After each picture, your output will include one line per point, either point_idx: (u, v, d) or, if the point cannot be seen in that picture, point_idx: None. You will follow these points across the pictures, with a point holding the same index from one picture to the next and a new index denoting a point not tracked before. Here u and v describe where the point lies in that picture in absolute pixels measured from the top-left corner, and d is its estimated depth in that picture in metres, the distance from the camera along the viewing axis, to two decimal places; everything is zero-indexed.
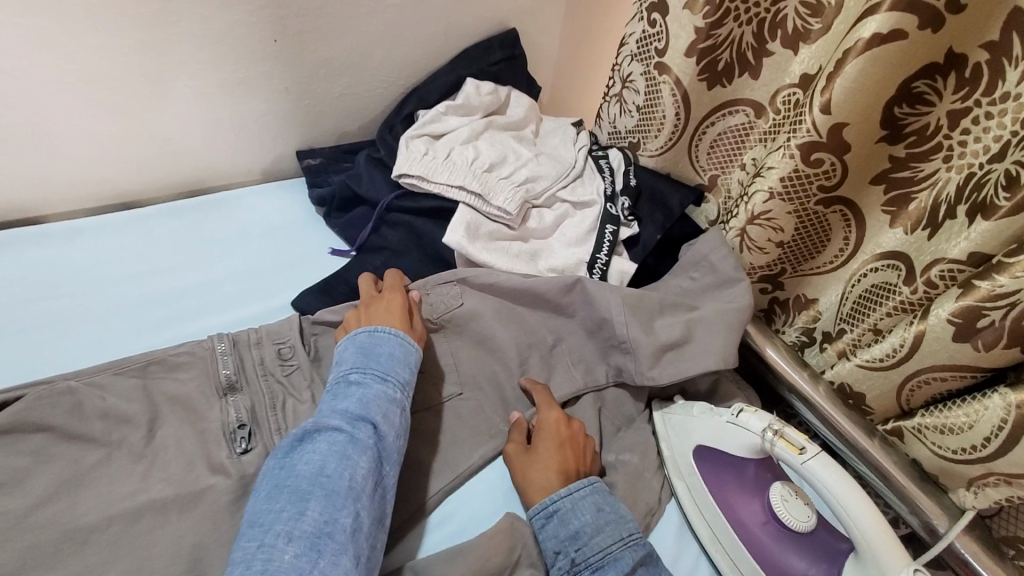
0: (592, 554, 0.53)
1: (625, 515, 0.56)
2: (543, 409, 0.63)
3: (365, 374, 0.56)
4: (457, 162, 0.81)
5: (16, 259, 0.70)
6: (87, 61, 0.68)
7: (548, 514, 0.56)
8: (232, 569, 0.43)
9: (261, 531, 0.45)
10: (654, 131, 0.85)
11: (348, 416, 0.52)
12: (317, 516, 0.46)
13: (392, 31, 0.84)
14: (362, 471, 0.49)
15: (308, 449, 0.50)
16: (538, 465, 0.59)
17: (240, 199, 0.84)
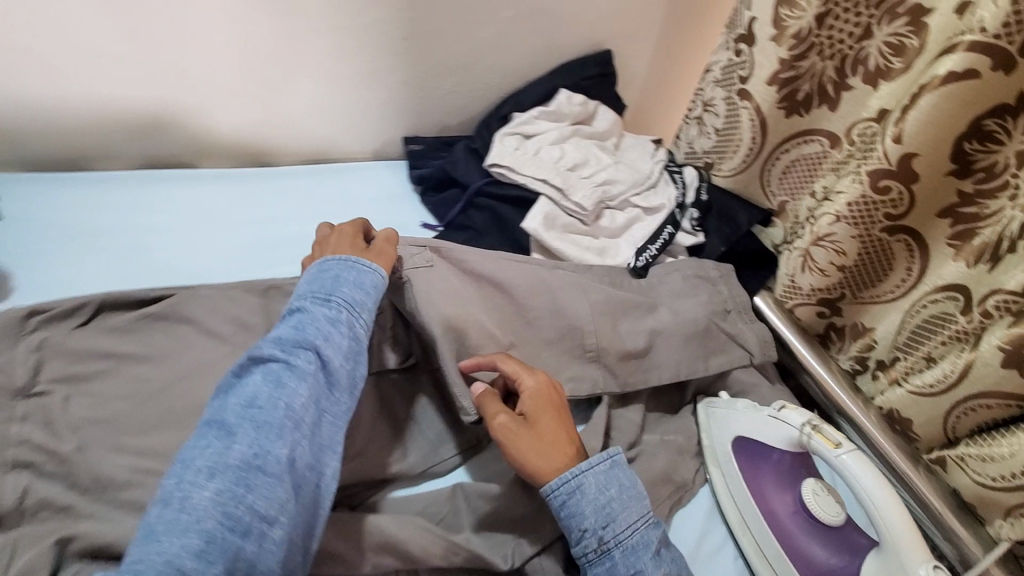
0: (622, 531, 0.55)
1: (637, 487, 0.58)
2: (526, 377, 0.61)
3: (310, 305, 0.57)
4: (544, 160, 0.90)
5: (173, 192, 0.84)
6: (257, 39, 0.82)
7: (570, 490, 0.56)
8: (155, 505, 0.45)
9: (185, 467, 0.47)
10: (731, 152, 0.91)
11: (285, 347, 0.54)
12: (244, 450, 0.48)
13: (502, 41, 0.95)
14: (298, 400, 0.51)
15: (243, 382, 0.52)
16: (546, 437, 0.58)
17: (352, 172, 0.97)
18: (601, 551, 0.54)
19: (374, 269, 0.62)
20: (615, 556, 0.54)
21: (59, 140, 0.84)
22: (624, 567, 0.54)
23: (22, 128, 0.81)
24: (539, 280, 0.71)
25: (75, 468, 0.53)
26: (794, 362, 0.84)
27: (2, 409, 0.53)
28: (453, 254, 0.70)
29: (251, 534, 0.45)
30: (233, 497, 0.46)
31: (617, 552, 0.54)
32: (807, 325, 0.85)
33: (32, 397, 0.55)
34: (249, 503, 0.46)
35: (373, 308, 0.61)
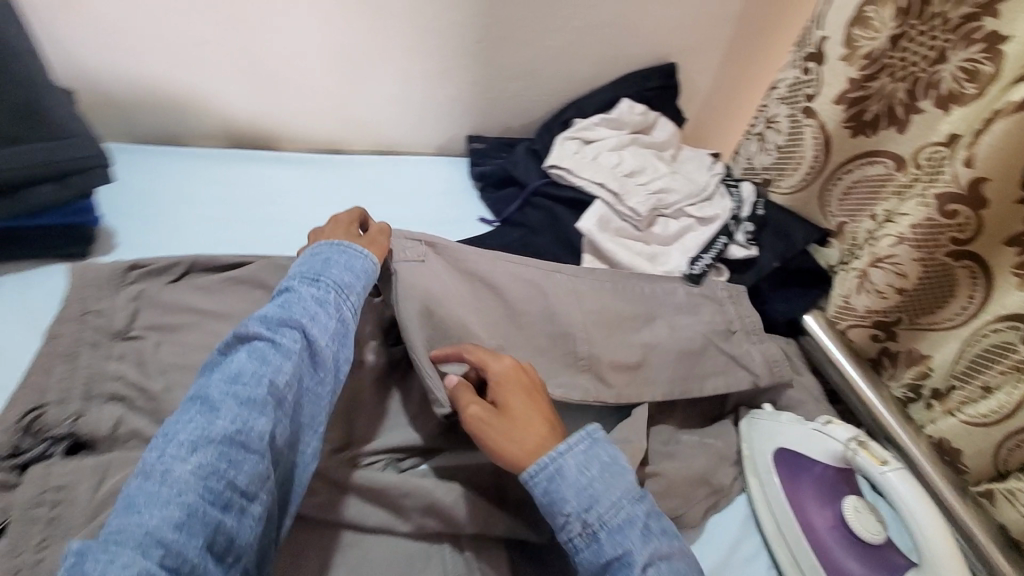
0: (608, 510, 0.51)
1: (621, 466, 0.53)
2: (493, 363, 0.59)
3: (300, 285, 0.56)
4: (602, 165, 0.92)
5: (255, 171, 0.90)
6: (346, 36, 0.86)
7: (549, 475, 0.52)
8: (134, 480, 0.44)
9: (165, 443, 0.45)
10: (790, 170, 0.92)
11: (270, 324, 0.52)
12: (228, 424, 0.46)
13: (571, 49, 0.98)
14: (283, 376, 0.49)
15: (228, 359, 0.50)
16: (518, 421, 0.55)
17: (418, 166, 1.02)
18: (587, 537, 0.50)
19: (362, 254, 0.62)
20: (602, 541, 0.50)
21: (157, 119, 0.90)
22: (613, 551, 0.49)
23: (127, 104, 0.87)
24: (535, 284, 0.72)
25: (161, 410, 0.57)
26: (841, 384, 0.83)
27: (104, 347, 0.60)
28: (449, 250, 0.71)
29: (231, 510, 0.44)
30: (214, 473, 0.44)
31: (603, 536, 0.50)
32: (860, 348, 0.84)
33: (129, 340, 0.62)
34: (230, 478, 0.44)
35: (362, 292, 0.60)
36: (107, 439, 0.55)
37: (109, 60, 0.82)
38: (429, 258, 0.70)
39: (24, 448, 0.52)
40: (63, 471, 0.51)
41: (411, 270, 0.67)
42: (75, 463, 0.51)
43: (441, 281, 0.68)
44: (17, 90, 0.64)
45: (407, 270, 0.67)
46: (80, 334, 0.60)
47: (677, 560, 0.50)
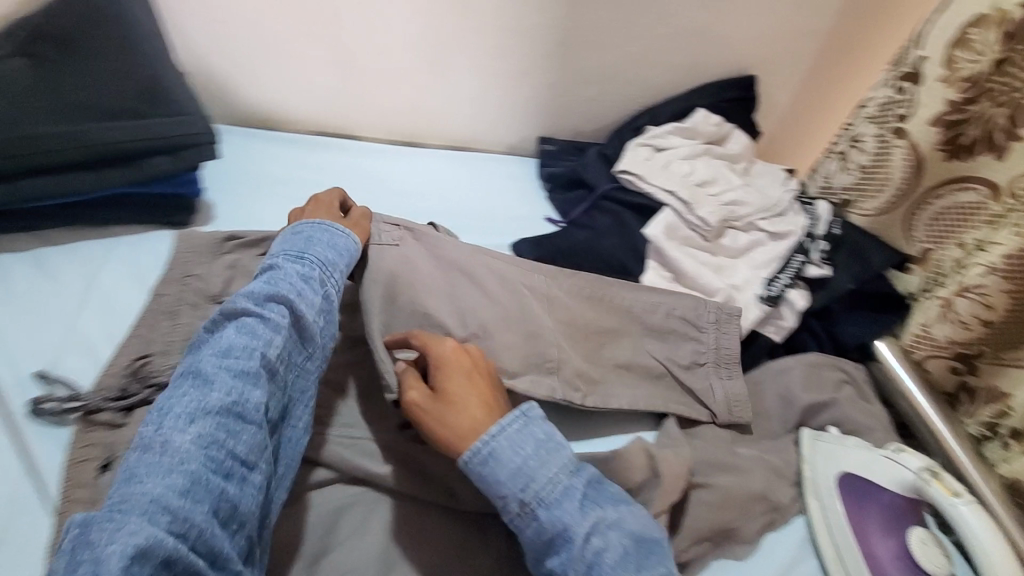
0: (545, 489, 0.51)
1: (552, 441, 0.54)
2: (437, 345, 0.59)
3: (284, 265, 0.58)
4: (673, 173, 0.92)
5: (337, 159, 0.94)
6: (437, 35, 0.90)
7: (484, 459, 0.52)
8: (131, 454, 0.44)
9: (161, 417, 0.46)
10: (873, 192, 0.89)
11: (257, 300, 0.53)
12: (223, 396, 0.47)
13: (650, 56, 0.99)
14: (273, 350, 0.51)
15: (216, 334, 0.51)
16: (457, 403, 0.55)
17: (489, 163, 1.04)
18: (529, 515, 0.51)
19: (344, 234, 0.66)
20: (545, 519, 0.51)
21: (250, 103, 0.94)
22: (556, 527, 0.50)
23: (227, 86, 0.91)
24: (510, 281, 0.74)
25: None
26: (912, 417, 0.79)
27: (201, 308, 0.65)
28: (428, 238, 0.74)
29: (233, 478, 0.45)
30: (214, 442, 0.45)
31: (545, 514, 0.51)
32: (935, 379, 0.81)
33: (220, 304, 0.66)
34: (230, 447, 0.45)
35: (342, 271, 0.63)
36: None
37: (214, 41, 0.86)
38: (404, 241, 0.72)
39: (131, 392, 0.56)
40: None
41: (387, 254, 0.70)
42: None
43: (414, 265, 0.70)
44: (143, 68, 0.71)
45: (384, 252, 0.70)
46: (180, 295, 0.65)
47: (620, 528, 0.52)
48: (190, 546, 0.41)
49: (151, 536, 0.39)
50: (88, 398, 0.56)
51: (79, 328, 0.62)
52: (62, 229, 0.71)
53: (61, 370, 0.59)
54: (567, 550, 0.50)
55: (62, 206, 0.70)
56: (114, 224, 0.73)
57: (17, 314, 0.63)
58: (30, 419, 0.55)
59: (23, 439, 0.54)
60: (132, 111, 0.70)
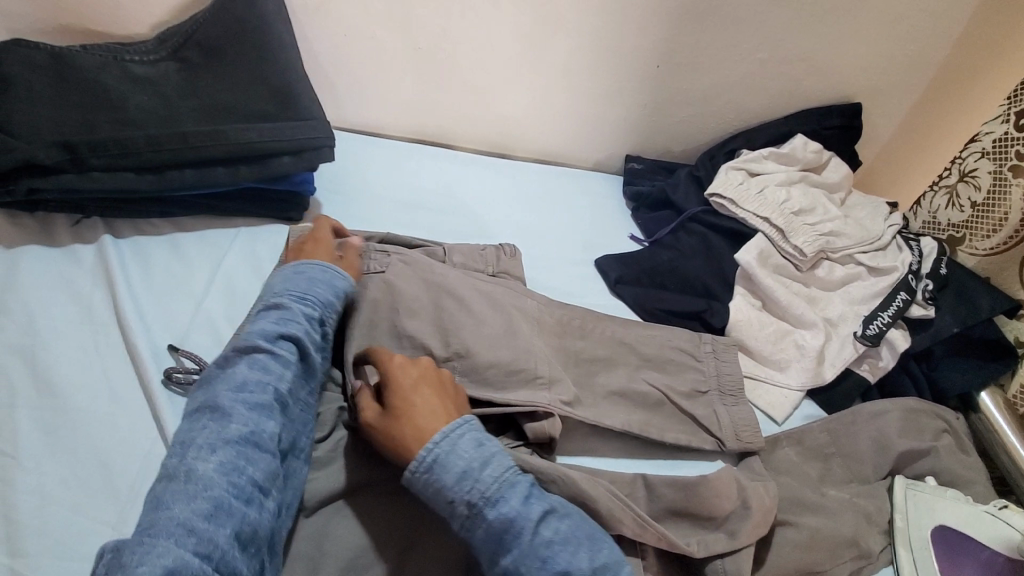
0: (489, 485, 0.51)
1: (488, 443, 0.54)
2: (383, 361, 0.61)
3: (290, 299, 0.61)
4: (769, 199, 0.89)
5: (433, 166, 0.99)
6: (537, 53, 0.93)
7: (428, 467, 0.52)
8: (155, 483, 0.47)
9: (182, 448, 0.49)
10: (984, 231, 0.84)
11: (268, 336, 0.57)
12: (241, 426, 0.50)
13: (748, 81, 0.97)
14: (284, 384, 0.55)
15: (228, 369, 0.54)
16: (403, 411, 0.56)
17: (575, 179, 1.06)
18: (473, 517, 0.50)
19: (329, 266, 0.67)
20: (488, 519, 0.50)
21: (359, 109, 0.99)
22: (502, 525, 0.49)
23: (341, 92, 0.97)
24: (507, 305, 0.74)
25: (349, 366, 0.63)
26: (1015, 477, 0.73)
27: None
28: (420, 263, 0.74)
29: (253, 503, 0.48)
30: (235, 469, 0.48)
31: (488, 513, 0.50)
32: None
33: None
34: (250, 474, 0.48)
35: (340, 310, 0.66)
36: None
37: (335, 50, 0.92)
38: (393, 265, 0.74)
39: None
40: None
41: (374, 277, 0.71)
42: None
43: (400, 287, 0.71)
44: (275, 75, 0.79)
45: (370, 280, 0.72)
46: None
47: (566, 523, 0.51)
48: (215, 567, 0.43)
49: (180, 560, 0.41)
50: None
51: (205, 309, 0.68)
52: (192, 217, 0.78)
53: (189, 345, 0.65)
54: (516, 548, 0.48)
55: (197, 197, 0.77)
56: (238, 215, 0.80)
57: (154, 291, 0.69)
58: (162, 386, 0.61)
59: (154, 404, 0.59)
60: (262, 113, 0.77)
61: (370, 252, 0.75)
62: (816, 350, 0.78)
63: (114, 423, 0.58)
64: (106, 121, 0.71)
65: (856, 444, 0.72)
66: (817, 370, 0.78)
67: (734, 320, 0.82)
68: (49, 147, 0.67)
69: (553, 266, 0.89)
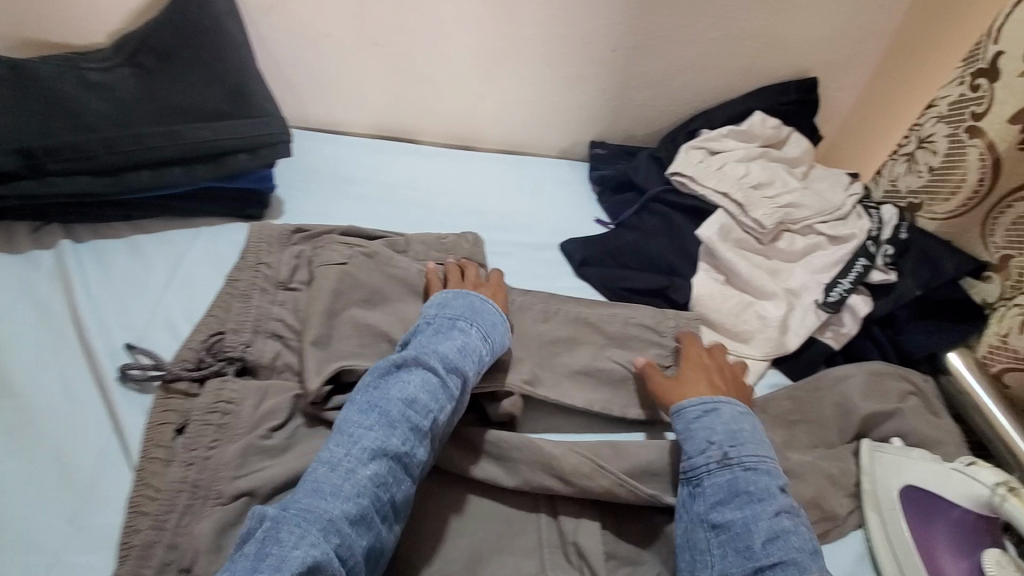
0: (750, 454, 0.57)
1: (753, 430, 0.60)
2: (691, 346, 0.73)
3: (469, 333, 0.63)
4: (727, 175, 0.91)
5: (395, 159, 0.99)
6: (492, 43, 0.93)
7: (705, 411, 0.62)
8: (319, 465, 0.51)
9: (349, 442, 0.52)
10: (944, 194, 0.84)
11: (446, 362, 0.58)
12: (399, 443, 0.52)
13: (703, 61, 0.98)
14: (442, 416, 0.56)
15: (403, 379, 0.57)
16: (695, 386, 0.67)
17: (540, 166, 1.06)
18: (721, 466, 0.57)
19: (505, 317, 0.68)
20: (734, 475, 0.56)
21: (320, 108, 1.00)
22: (744, 485, 0.55)
23: (301, 91, 0.97)
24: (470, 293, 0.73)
25: (306, 355, 0.61)
26: (986, 432, 0.74)
27: (270, 293, 0.69)
28: (381, 255, 0.73)
29: (385, 522, 0.50)
30: (383, 483, 0.51)
31: (738, 471, 0.56)
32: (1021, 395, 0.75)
33: (288, 290, 0.70)
34: (392, 495, 0.51)
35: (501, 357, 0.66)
36: (268, 367, 0.62)
37: (290, 49, 0.92)
38: (355, 259, 0.72)
39: (206, 364, 0.61)
40: (233, 387, 0.58)
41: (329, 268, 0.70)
42: (243, 384, 0.59)
43: (360, 279, 0.70)
44: (228, 74, 0.79)
45: (325, 271, 0.70)
46: (253, 280, 0.70)
47: (792, 524, 0.53)
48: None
49: (322, 555, 0.44)
50: (169, 367, 0.60)
51: (164, 306, 0.69)
52: (153, 220, 0.78)
53: (148, 342, 0.65)
54: (748, 508, 0.53)
55: (156, 199, 0.77)
56: (196, 215, 0.80)
57: (113, 291, 0.70)
58: (119, 383, 0.61)
59: (111, 404, 0.59)
60: (217, 113, 0.77)
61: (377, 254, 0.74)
62: (779, 320, 0.79)
63: (71, 423, 0.58)
64: (62, 126, 0.71)
65: (819, 410, 0.72)
66: (782, 339, 0.79)
67: (698, 295, 0.82)
68: (6, 155, 0.67)
69: (518, 252, 0.89)
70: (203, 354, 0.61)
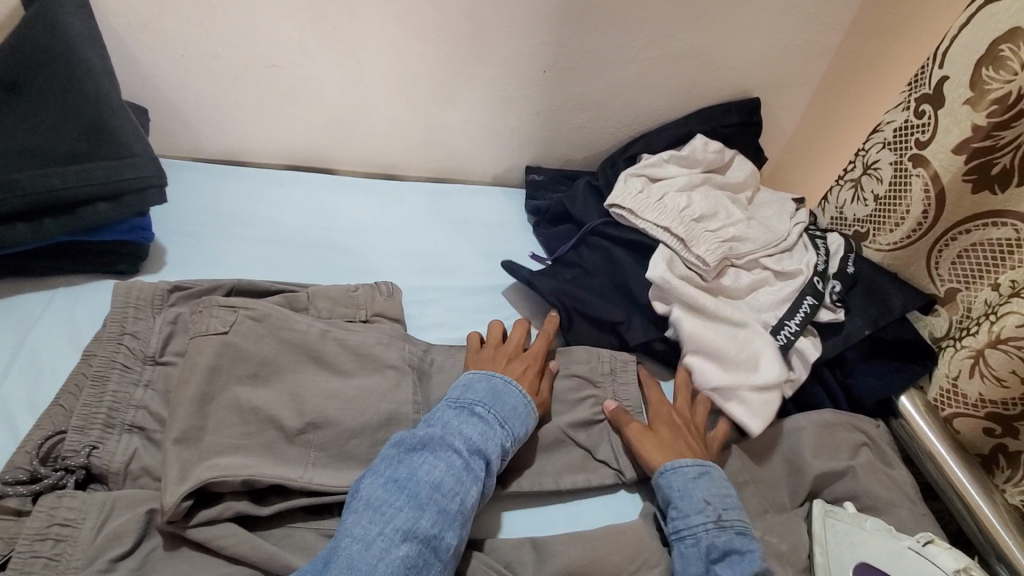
0: (738, 519, 0.58)
1: (736, 494, 0.61)
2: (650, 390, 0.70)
3: (491, 416, 0.58)
4: (668, 207, 0.83)
5: (307, 194, 0.88)
6: (408, 63, 0.84)
7: (701, 472, 0.61)
8: (350, 544, 0.47)
9: (381, 519, 0.49)
10: (889, 224, 0.79)
11: (468, 444, 0.55)
12: (430, 526, 0.49)
13: (641, 82, 0.92)
14: (471, 499, 0.52)
15: (428, 461, 0.53)
16: (666, 434, 0.65)
17: (474, 195, 0.97)
18: (717, 526, 0.57)
19: (530, 399, 0.62)
20: (729, 536, 0.56)
21: (220, 136, 0.89)
22: (739, 546, 0.56)
23: (192, 119, 0.86)
24: (379, 358, 0.63)
25: (166, 457, 0.50)
26: (938, 482, 0.70)
27: (133, 372, 0.59)
28: (273, 318, 0.62)
29: None
30: (415, 567, 0.47)
31: (732, 532, 0.57)
32: (970, 440, 0.72)
33: (159, 365, 0.60)
34: None
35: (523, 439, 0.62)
36: (120, 473, 0.52)
37: (175, 73, 0.81)
38: (239, 325, 0.60)
39: (41, 476, 0.50)
40: (71, 505, 0.48)
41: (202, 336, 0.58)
42: (83, 498, 0.49)
43: (244, 349, 0.58)
44: (87, 107, 0.67)
45: (201, 344, 0.58)
46: (112, 356, 0.59)
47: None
48: None
49: None
50: None
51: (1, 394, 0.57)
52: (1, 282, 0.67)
53: None
54: (741, 568, 0.54)
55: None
56: (56, 274, 0.68)
57: None
58: None
59: None
60: (73, 154, 0.65)
61: (264, 316, 0.62)
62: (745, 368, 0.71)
63: None
64: None
65: (766, 468, 0.68)
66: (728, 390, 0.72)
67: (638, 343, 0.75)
68: None
69: (445, 298, 0.80)
70: (35, 464, 0.50)
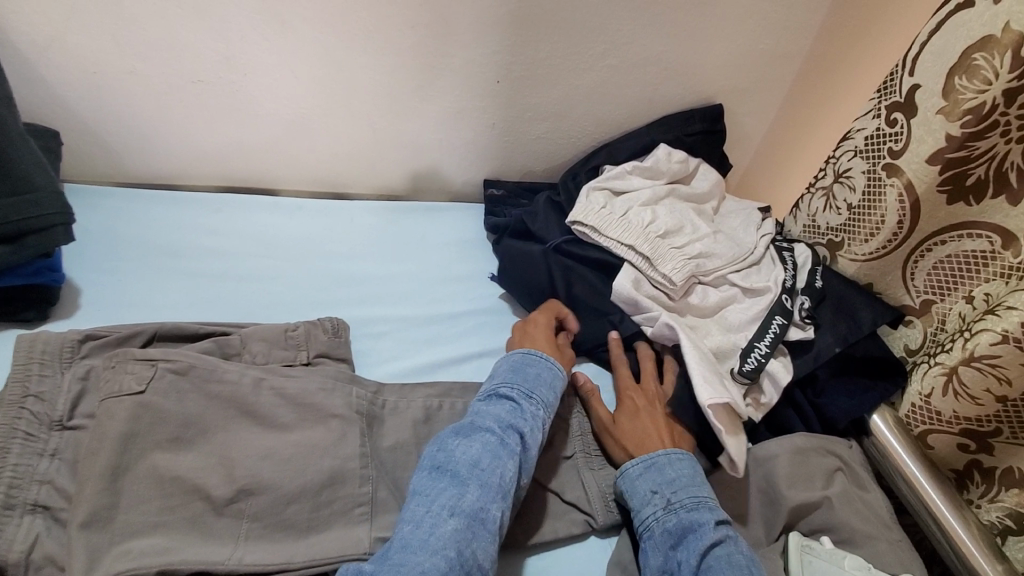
0: (688, 498, 0.58)
1: (692, 470, 0.61)
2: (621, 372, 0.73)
3: (518, 395, 0.60)
4: (631, 223, 0.79)
5: (246, 220, 0.81)
6: (354, 76, 0.78)
7: (648, 464, 0.61)
8: (402, 525, 0.48)
9: (426, 500, 0.50)
10: (863, 234, 0.77)
11: (500, 422, 0.56)
12: (474, 500, 0.50)
13: (601, 90, 0.87)
14: (510, 471, 0.52)
15: (465, 442, 0.54)
16: (631, 421, 0.67)
17: (431, 211, 0.92)
18: (665, 512, 0.57)
19: (553, 362, 0.65)
20: (680, 517, 0.56)
21: (146, 159, 0.81)
22: (690, 524, 0.56)
23: (114, 141, 0.79)
24: (322, 409, 0.57)
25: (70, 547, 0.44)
26: (908, 498, 0.68)
27: (37, 441, 0.52)
28: (199, 370, 0.55)
29: None
30: (466, 537, 0.47)
31: (681, 512, 0.57)
32: (943, 456, 0.71)
33: (67, 430, 0.53)
34: (477, 549, 0.47)
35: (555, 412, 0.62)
36: (18, 566, 0.46)
37: (92, 92, 0.74)
38: (158, 382, 0.54)
39: None
40: None
41: (112, 397, 0.52)
42: None
43: (164, 410, 0.52)
44: None
45: (111, 407, 0.51)
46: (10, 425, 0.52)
47: (738, 547, 0.54)
48: None
49: None
50: None
51: None
52: None
53: None
54: (693, 545, 0.54)
55: None
56: None
57: None
58: None
59: None
60: None
61: (187, 368, 0.55)
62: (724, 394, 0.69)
63: None
64: None
65: (743, 502, 0.66)
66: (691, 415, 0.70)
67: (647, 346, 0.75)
68: None
69: (399, 329, 0.74)
70: None
